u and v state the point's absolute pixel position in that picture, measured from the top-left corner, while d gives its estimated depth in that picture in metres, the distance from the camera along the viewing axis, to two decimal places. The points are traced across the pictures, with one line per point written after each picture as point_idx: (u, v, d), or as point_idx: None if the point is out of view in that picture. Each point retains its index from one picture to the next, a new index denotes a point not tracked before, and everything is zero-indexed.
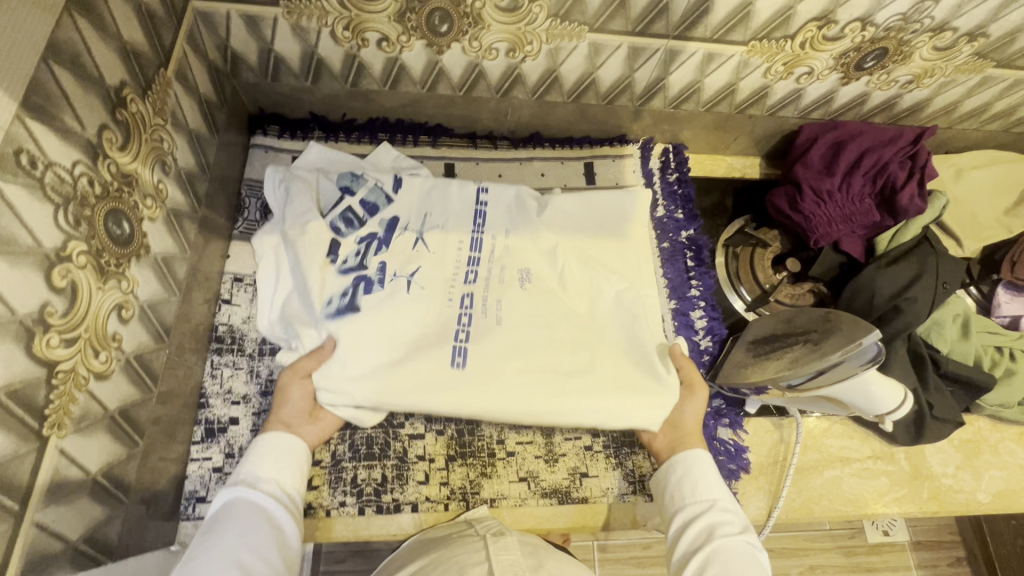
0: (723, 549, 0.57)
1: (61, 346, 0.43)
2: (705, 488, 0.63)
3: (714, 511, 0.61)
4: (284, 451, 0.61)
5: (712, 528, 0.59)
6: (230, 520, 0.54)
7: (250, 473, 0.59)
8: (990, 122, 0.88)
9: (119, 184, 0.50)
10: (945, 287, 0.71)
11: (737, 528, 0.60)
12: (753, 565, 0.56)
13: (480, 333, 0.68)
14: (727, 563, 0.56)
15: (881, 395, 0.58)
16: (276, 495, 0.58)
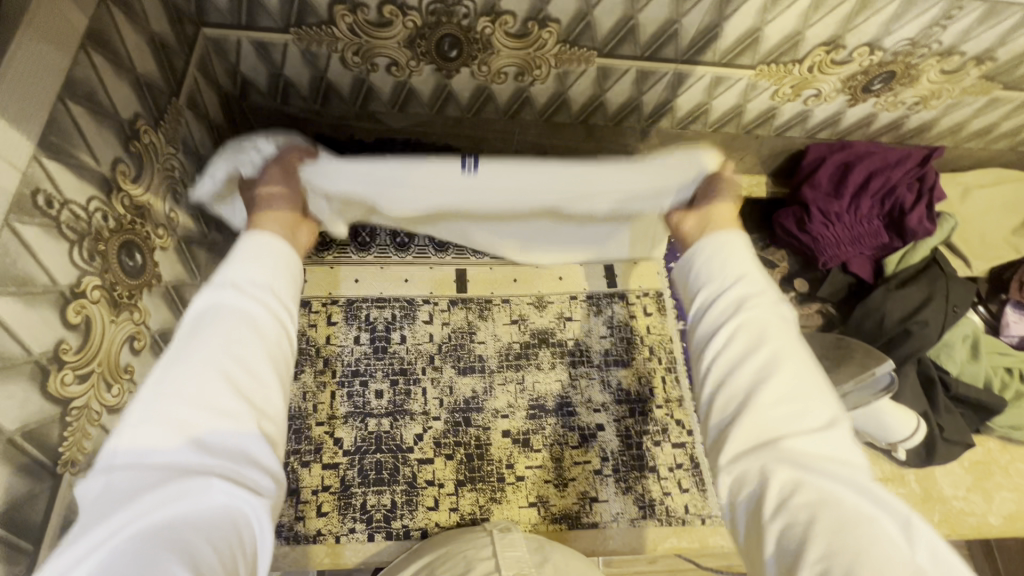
0: (757, 324, 0.42)
1: (75, 382, 0.43)
2: (733, 259, 0.46)
3: (738, 288, 0.45)
4: (274, 250, 0.44)
5: (740, 305, 0.44)
6: (218, 329, 0.38)
7: (237, 270, 0.42)
8: (996, 141, 0.89)
9: (132, 216, 0.50)
10: (955, 311, 0.70)
11: (766, 297, 0.44)
12: (789, 331, 0.43)
13: None
14: (759, 328, 0.42)
15: (893, 424, 0.58)
16: (265, 301, 0.41)
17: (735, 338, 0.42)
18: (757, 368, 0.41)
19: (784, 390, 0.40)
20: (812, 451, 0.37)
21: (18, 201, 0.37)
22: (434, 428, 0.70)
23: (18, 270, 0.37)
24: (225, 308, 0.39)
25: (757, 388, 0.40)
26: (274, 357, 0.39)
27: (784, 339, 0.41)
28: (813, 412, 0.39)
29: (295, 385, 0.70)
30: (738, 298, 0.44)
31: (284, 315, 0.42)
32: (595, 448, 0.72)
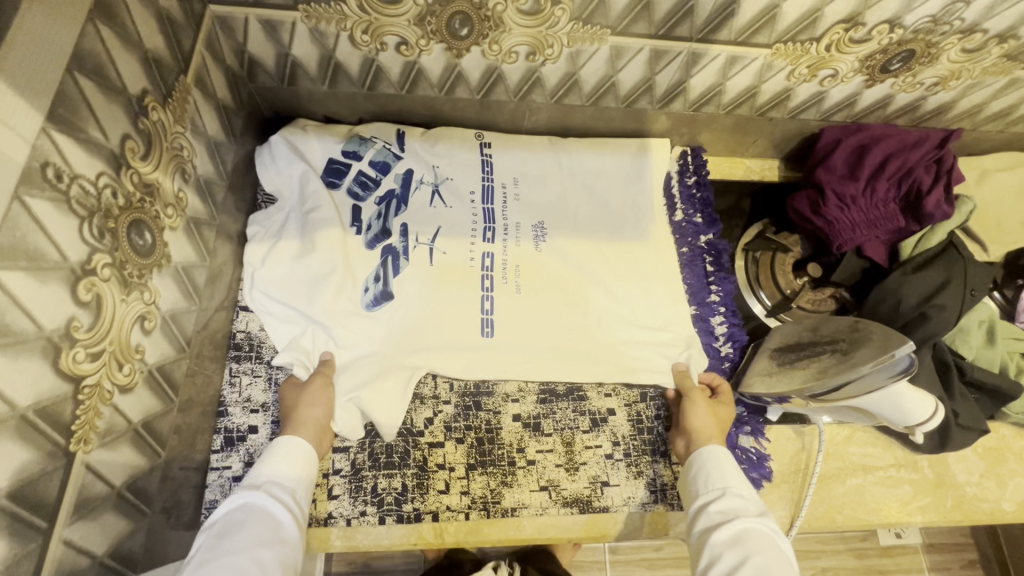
0: (745, 529, 0.57)
1: (87, 360, 0.42)
2: (724, 473, 0.63)
3: (732, 495, 0.60)
4: (298, 456, 0.60)
5: (727, 512, 0.59)
6: (241, 521, 0.53)
7: (268, 476, 0.58)
8: (1015, 124, 0.87)
9: (141, 194, 0.49)
10: (973, 295, 0.69)
11: (753, 512, 0.59)
12: (780, 553, 0.55)
13: (500, 290, 0.75)
14: (746, 533, 0.57)
15: (912, 407, 0.57)
16: (284, 502, 0.56)
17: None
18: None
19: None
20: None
21: (28, 173, 0.36)
22: (444, 412, 0.70)
23: (26, 244, 0.36)
24: (253, 505, 0.55)
25: None
26: (281, 555, 0.53)
27: (779, 567, 0.53)
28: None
29: None
30: (736, 535, 0.57)
31: (296, 517, 0.57)
32: (608, 432, 0.71)
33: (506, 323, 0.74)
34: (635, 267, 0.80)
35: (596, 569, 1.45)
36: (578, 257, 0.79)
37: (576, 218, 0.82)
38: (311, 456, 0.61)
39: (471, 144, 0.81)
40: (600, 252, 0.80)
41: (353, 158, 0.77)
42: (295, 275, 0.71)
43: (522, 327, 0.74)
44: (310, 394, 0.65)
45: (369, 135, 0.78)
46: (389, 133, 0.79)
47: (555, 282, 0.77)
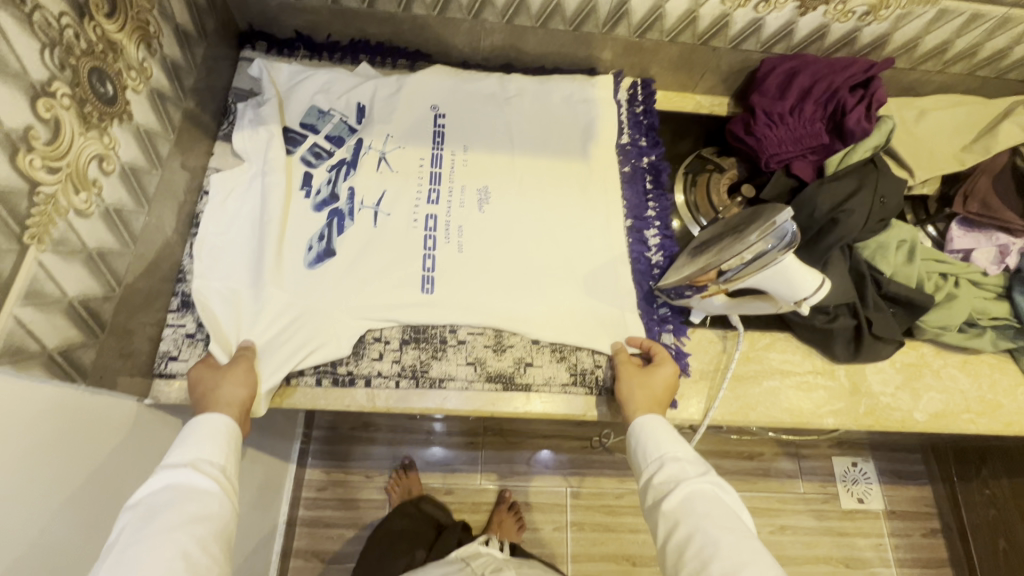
0: (691, 495, 0.63)
1: (43, 170, 0.49)
2: (668, 439, 0.68)
3: (677, 462, 0.66)
4: (216, 431, 0.62)
5: (671, 481, 0.65)
6: (166, 502, 0.55)
7: (191, 456, 0.59)
8: (953, 63, 0.91)
9: (104, 47, 0.56)
10: (883, 201, 0.74)
11: (693, 473, 0.65)
12: (725, 507, 0.62)
13: (442, 250, 0.79)
14: (694, 500, 0.62)
15: (800, 280, 0.62)
16: (213, 477, 0.59)
17: (689, 545, 0.59)
18: (703, 559, 0.58)
19: (730, 561, 0.57)
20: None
21: None
22: None
23: None
24: (180, 484, 0.57)
25: (714, 551, 0.58)
26: (212, 528, 0.55)
27: (727, 525, 0.60)
28: (746, 563, 0.57)
29: None
30: (686, 499, 0.62)
31: (223, 488, 0.59)
32: None
33: (447, 283, 0.77)
34: (578, 185, 0.86)
35: (557, 510, 1.49)
36: (522, 221, 0.82)
37: (520, 182, 0.85)
38: (229, 432, 0.63)
39: (422, 112, 0.86)
40: (545, 215, 0.83)
41: (310, 128, 0.83)
42: (241, 233, 0.75)
43: (458, 292, 0.76)
44: (233, 376, 0.66)
45: (327, 107, 0.84)
46: (349, 107, 0.85)
47: (496, 245, 0.80)
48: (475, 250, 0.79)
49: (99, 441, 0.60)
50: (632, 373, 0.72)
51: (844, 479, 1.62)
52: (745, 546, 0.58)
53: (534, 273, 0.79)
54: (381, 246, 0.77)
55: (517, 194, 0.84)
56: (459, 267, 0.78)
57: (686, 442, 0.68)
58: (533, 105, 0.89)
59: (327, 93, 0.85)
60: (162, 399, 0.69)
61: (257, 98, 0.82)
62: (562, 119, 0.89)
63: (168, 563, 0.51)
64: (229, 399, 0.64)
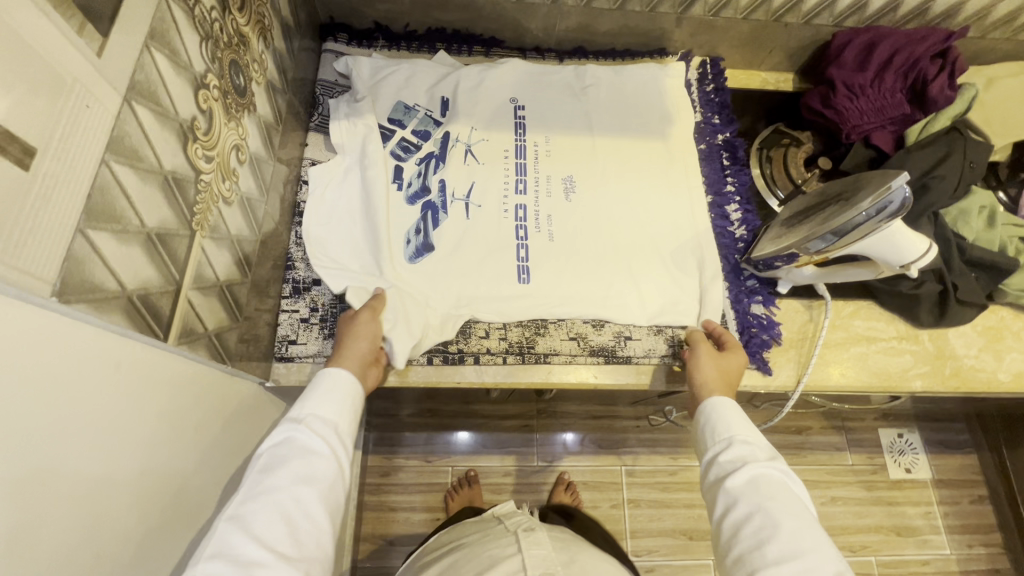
0: (756, 477, 0.60)
1: (204, 159, 0.52)
2: (737, 420, 0.66)
3: (744, 443, 0.64)
4: (338, 390, 0.63)
5: (736, 461, 0.63)
6: (286, 456, 0.56)
7: (311, 411, 0.61)
8: (1021, 31, 0.92)
9: (238, 40, 0.58)
10: (972, 168, 0.75)
11: (762, 457, 0.62)
12: (793, 497, 0.59)
13: (535, 239, 0.80)
14: (758, 484, 0.60)
15: (906, 245, 0.64)
16: (327, 440, 0.59)
17: (746, 528, 0.58)
18: (761, 539, 0.56)
19: (793, 549, 0.55)
20: None
21: None
22: None
23: (169, 39, 0.45)
24: (297, 440, 0.58)
25: (770, 536, 0.56)
26: (320, 493, 0.56)
27: (793, 511, 0.57)
28: (811, 554, 0.54)
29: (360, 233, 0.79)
30: (750, 480, 0.60)
31: (336, 455, 0.59)
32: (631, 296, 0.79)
33: (542, 270, 0.78)
34: (659, 166, 0.87)
35: (613, 489, 1.52)
36: (607, 206, 0.84)
37: (603, 169, 0.86)
38: (351, 387, 0.64)
39: (503, 104, 0.88)
40: (629, 201, 0.84)
41: (397, 123, 0.84)
42: (341, 228, 0.78)
43: (553, 280, 0.78)
44: (361, 326, 0.68)
45: (411, 103, 0.86)
46: (433, 102, 0.87)
47: (586, 232, 0.82)
48: (565, 237, 0.81)
49: (223, 418, 0.60)
50: (712, 355, 0.73)
51: (892, 451, 1.65)
52: (810, 539, 0.55)
53: (623, 256, 0.81)
54: (475, 237, 0.79)
55: (601, 182, 0.85)
56: (552, 254, 0.80)
57: (756, 426, 0.66)
58: (607, 94, 0.91)
59: (411, 89, 0.87)
60: (283, 381, 0.71)
61: (349, 94, 0.84)
62: (636, 104, 0.91)
63: (276, 525, 0.52)
64: (353, 350, 0.66)
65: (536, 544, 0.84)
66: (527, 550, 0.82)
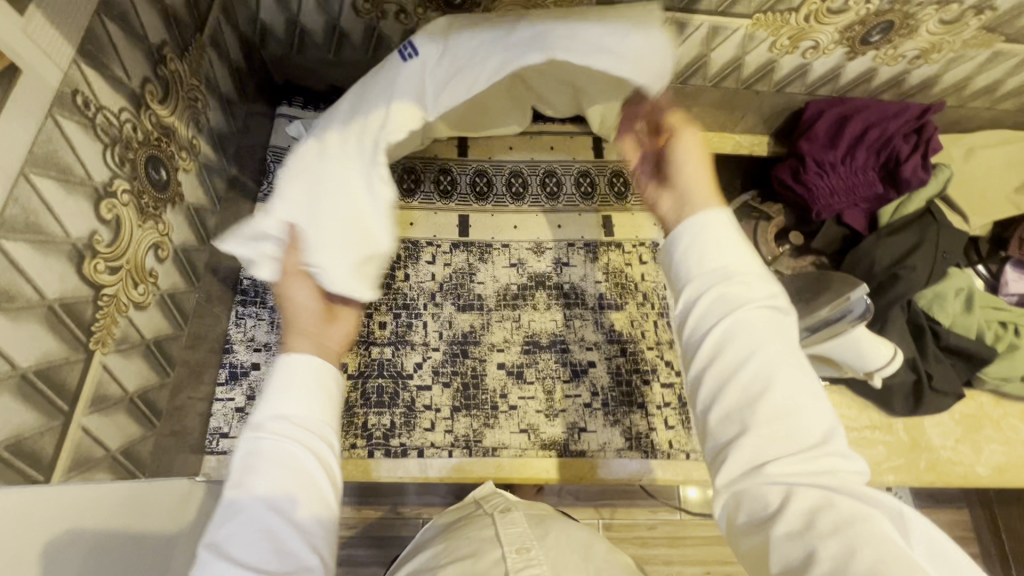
0: (742, 322, 0.42)
1: (107, 272, 0.48)
2: (733, 251, 0.44)
3: (733, 278, 0.43)
4: (303, 379, 0.45)
5: (720, 312, 0.42)
6: (261, 464, 0.41)
7: (272, 414, 0.44)
8: (1002, 101, 0.89)
9: (157, 134, 0.55)
10: (944, 257, 0.72)
11: (758, 298, 0.42)
12: (786, 332, 0.42)
13: (491, 328, 0.77)
14: (747, 330, 0.41)
15: (869, 351, 0.60)
16: (299, 440, 0.42)
17: (732, 401, 0.40)
18: (746, 402, 0.39)
19: (784, 407, 0.39)
20: (798, 445, 0.38)
21: (59, 98, 0.42)
22: (432, 358, 0.75)
23: (58, 158, 0.42)
24: (261, 452, 0.41)
25: (760, 391, 0.39)
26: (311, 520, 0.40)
27: (787, 360, 0.41)
28: (798, 408, 0.39)
29: None
30: (736, 329, 0.41)
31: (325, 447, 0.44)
32: (586, 383, 0.76)
33: (496, 365, 0.75)
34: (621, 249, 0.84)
35: None
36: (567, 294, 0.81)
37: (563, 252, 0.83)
38: (330, 383, 0.47)
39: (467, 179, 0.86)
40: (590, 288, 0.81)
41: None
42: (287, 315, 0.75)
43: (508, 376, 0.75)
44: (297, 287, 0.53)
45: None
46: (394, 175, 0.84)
47: (545, 321, 0.79)
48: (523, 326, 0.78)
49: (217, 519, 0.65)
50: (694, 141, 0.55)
51: None
52: (805, 395, 0.40)
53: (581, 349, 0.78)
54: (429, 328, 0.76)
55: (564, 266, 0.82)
56: (507, 345, 0.77)
57: (753, 253, 0.45)
58: (552, 90, 0.75)
59: None
60: (213, 476, 0.67)
61: None
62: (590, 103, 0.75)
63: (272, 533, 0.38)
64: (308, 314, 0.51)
65: (508, 524, 0.57)
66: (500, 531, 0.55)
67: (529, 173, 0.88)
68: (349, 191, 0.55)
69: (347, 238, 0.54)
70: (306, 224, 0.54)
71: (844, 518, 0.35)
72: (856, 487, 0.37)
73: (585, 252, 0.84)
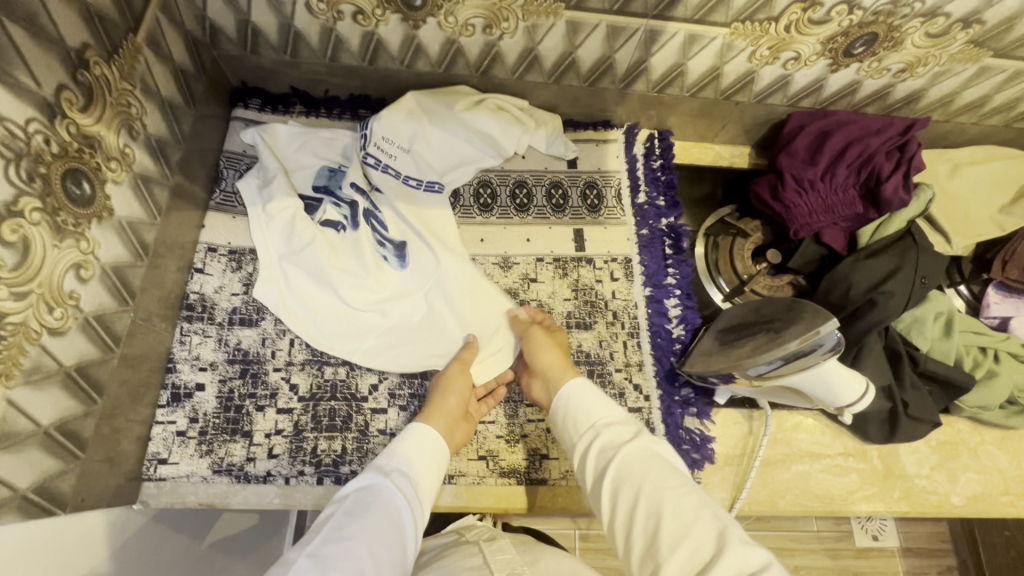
0: (625, 461, 0.54)
1: (10, 298, 0.44)
2: (606, 406, 0.61)
3: (608, 427, 0.58)
4: (423, 447, 0.61)
5: (608, 449, 0.57)
6: (369, 506, 0.52)
7: (395, 465, 0.58)
8: (989, 116, 0.85)
9: (79, 145, 0.51)
10: (924, 282, 0.69)
11: (627, 436, 0.57)
12: (664, 462, 0.54)
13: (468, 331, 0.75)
14: (633, 465, 0.54)
15: (841, 388, 0.57)
16: (402, 493, 0.55)
17: (640, 525, 0.49)
18: (651, 534, 0.48)
19: (676, 527, 0.47)
20: (698, 560, 0.44)
21: None
22: (389, 380, 0.72)
23: None
24: (379, 490, 0.54)
25: (656, 513, 0.49)
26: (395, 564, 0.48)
27: (664, 480, 0.51)
28: (689, 522, 0.47)
29: (255, 332, 0.72)
30: (621, 471, 0.54)
31: (411, 513, 0.54)
32: None
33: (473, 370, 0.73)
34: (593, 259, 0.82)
35: None
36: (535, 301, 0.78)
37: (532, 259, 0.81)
38: (441, 457, 0.62)
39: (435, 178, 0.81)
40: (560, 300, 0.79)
41: (323, 189, 0.77)
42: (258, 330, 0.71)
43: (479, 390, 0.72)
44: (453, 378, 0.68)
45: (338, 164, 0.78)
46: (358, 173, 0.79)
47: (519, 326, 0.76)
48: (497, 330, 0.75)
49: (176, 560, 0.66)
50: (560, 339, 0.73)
51: None
52: (691, 505, 0.48)
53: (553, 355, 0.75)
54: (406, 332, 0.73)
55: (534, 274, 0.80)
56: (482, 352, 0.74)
57: (620, 408, 0.61)
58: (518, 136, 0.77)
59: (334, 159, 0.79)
60: (151, 504, 0.64)
61: (258, 169, 0.76)
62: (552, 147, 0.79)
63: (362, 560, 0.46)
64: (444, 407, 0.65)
65: (497, 551, 0.57)
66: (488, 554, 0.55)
67: (498, 183, 0.84)
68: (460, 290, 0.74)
69: (489, 336, 0.75)
70: (421, 324, 0.74)
71: None
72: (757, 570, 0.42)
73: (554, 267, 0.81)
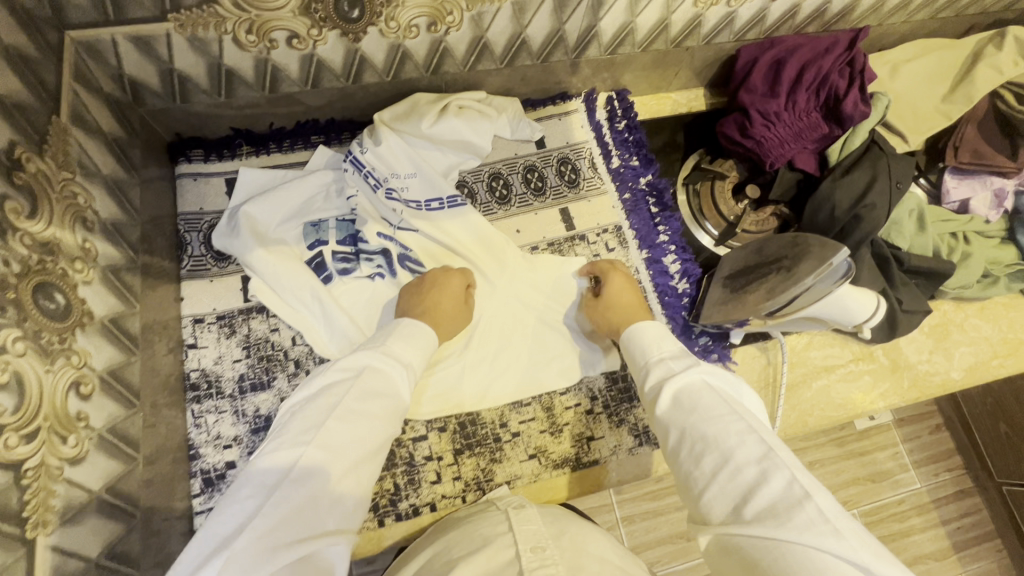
0: (679, 394, 0.52)
1: (23, 443, 0.40)
2: (669, 343, 0.58)
3: (662, 362, 0.56)
4: (419, 338, 0.58)
5: (659, 383, 0.54)
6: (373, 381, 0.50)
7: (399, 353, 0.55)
8: (916, 12, 0.89)
9: (39, 255, 0.46)
10: (899, 187, 0.73)
11: (680, 368, 0.54)
12: (719, 394, 0.51)
13: (503, 318, 0.75)
14: (685, 398, 0.51)
15: (858, 306, 0.62)
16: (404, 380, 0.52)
17: (685, 456, 0.48)
18: (696, 460, 0.47)
19: (720, 449, 0.46)
20: (742, 487, 0.44)
21: None
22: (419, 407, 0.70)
23: None
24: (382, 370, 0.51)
25: (704, 442, 0.47)
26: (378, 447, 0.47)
27: (712, 412, 0.49)
28: (733, 446, 0.46)
29: (270, 394, 0.68)
30: (673, 400, 0.52)
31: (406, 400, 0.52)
32: (582, 389, 0.73)
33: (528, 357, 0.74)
34: (587, 226, 0.82)
35: None
36: (539, 269, 0.77)
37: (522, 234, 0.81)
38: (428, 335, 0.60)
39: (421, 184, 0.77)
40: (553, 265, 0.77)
41: (318, 245, 0.73)
42: None
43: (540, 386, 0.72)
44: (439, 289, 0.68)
45: (319, 218, 0.75)
46: (330, 208, 0.75)
47: (538, 295, 0.76)
48: (522, 308, 0.75)
49: None
50: (625, 283, 0.71)
51: None
52: (736, 428, 0.47)
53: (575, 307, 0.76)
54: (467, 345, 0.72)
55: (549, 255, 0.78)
56: (523, 337, 0.74)
57: (681, 343, 0.58)
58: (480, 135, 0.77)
59: (305, 199, 0.75)
60: None
61: (232, 249, 0.71)
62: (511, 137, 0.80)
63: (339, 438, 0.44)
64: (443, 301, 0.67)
65: (523, 519, 0.54)
66: (514, 526, 0.52)
67: (474, 181, 0.82)
68: (519, 307, 0.75)
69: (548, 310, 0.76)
70: (498, 325, 0.74)
71: (778, 509, 0.41)
72: (795, 493, 0.41)
73: (550, 252, 0.80)
